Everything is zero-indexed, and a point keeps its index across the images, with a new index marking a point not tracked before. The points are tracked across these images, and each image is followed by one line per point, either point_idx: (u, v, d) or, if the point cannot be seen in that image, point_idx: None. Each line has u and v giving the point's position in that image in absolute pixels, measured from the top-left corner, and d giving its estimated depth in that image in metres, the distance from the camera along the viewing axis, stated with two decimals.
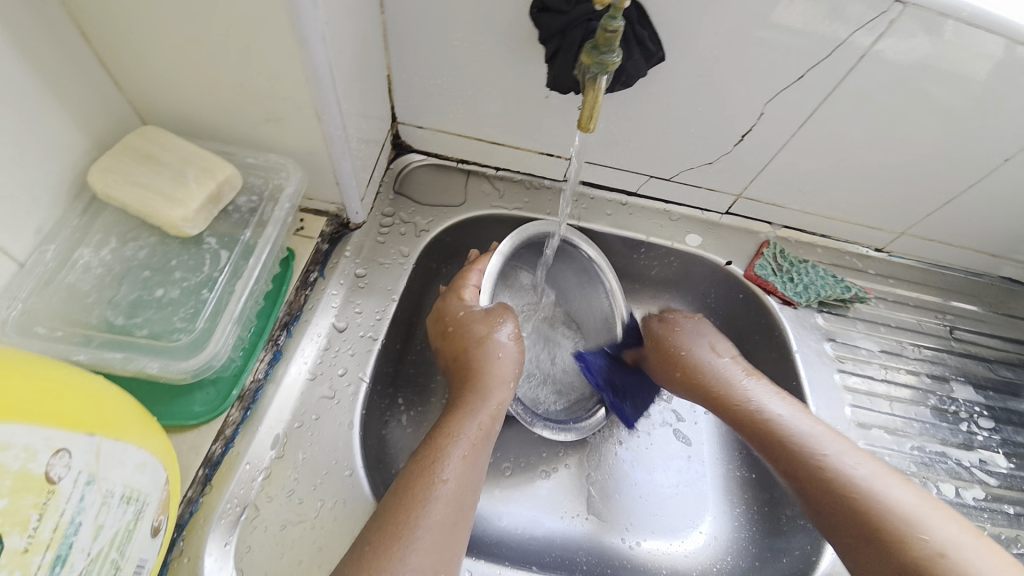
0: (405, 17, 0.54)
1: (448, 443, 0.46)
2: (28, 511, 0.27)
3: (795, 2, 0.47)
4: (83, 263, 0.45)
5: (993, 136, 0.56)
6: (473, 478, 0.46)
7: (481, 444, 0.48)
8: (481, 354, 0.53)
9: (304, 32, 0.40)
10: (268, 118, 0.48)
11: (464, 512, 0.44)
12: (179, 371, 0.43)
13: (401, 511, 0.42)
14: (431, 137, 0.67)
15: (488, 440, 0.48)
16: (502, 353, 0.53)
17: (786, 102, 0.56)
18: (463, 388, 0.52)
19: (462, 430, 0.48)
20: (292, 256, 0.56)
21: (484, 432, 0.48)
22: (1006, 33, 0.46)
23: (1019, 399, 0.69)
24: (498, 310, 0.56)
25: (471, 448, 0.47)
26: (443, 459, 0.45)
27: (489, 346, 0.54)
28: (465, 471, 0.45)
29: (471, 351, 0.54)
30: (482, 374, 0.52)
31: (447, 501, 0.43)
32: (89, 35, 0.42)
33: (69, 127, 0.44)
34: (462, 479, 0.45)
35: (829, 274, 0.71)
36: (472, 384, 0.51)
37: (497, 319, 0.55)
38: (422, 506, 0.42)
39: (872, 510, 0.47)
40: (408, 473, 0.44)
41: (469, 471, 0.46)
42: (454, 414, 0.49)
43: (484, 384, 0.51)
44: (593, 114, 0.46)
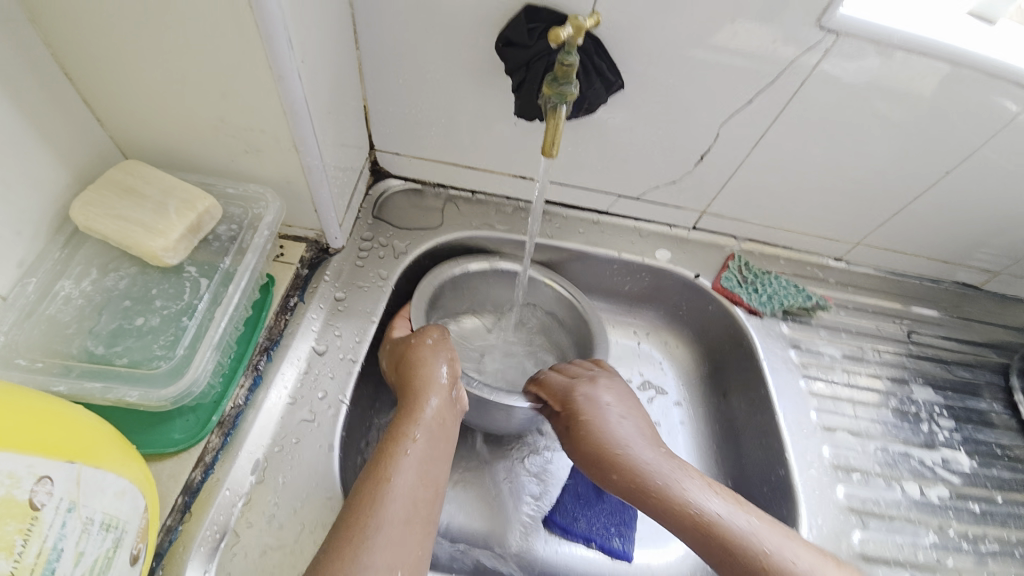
0: (381, 52, 0.57)
1: (396, 446, 0.48)
2: (12, 536, 0.27)
3: (739, 34, 0.52)
4: (64, 295, 0.46)
5: (932, 149, 0.60)
6: (427, 473, 0.47)
7: (429, 442, 0.49)
8: (411, 361, 0.54)
9: (281, 69, 0.43)
10: (247, 150, 0.50)
11: (423, 510, 0.45)
12: (158, 399, 0.43)
13: (355, 513, 0.43)
14: (407, 163, 0.70)
15: (440, 438, 0.50)
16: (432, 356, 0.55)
17: (740, 125, 0.60)
18: (403, 393, 0.53)
19: (406, 429, 0.49)
20: (272, 283, 0.57)
21: (429, 433, 0.49)
22: (931, 55, 0.51)
23: (978, 398, 0.72)
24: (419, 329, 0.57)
25: (415, 443, 0.48)
26: (392, 462, 0.46)
27: (417, 353, 0.55)
28: (416, 467, 0.47)
29: (404, 362, 0.55)
30: (415, 377, 0.53)
31: (402, 497, 0.44)
32: (72, 76, 0.45)
33: (49, 162, 0.45)
34: (412, 477, 0.46)
35: (792, 285, 0.74)
36: (412, 388, 0.53)
37: (424, 339, 0.56)
38: (377, 502, 0.43)
39: None
40: (366, 477, 0.46)
41: (417, 468, 0.47)
42: (399, 420, 0.51)
43: (415, 390, 0.52)
44: (555, 140, 0.49)
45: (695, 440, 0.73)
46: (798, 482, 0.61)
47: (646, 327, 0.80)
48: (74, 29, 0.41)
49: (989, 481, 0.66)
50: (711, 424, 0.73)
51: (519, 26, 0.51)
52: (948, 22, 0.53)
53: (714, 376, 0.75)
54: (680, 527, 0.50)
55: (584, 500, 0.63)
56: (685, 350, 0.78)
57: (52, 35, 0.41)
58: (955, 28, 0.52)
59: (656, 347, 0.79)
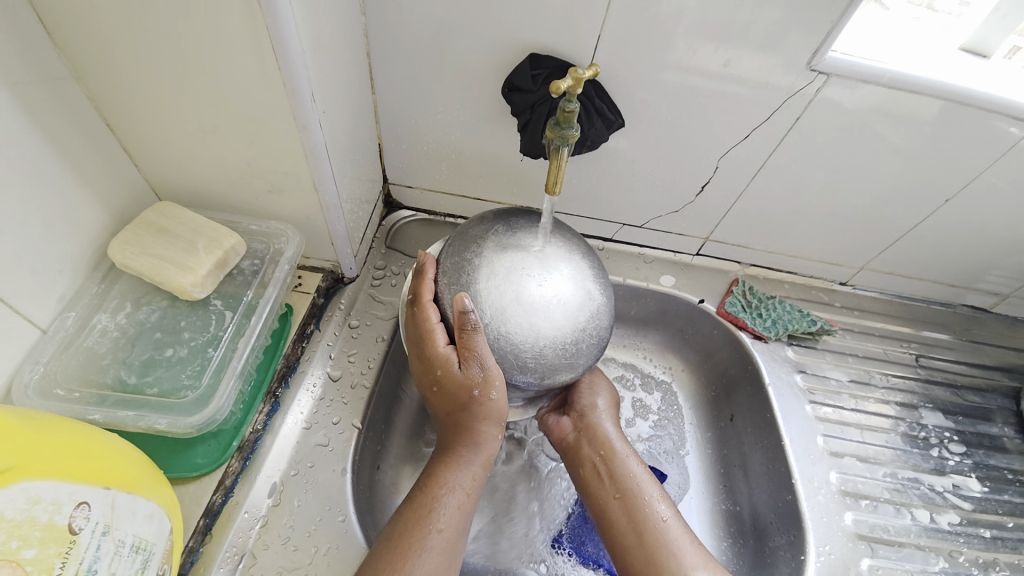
0: (396, 95, 0.61)
1: (442, 492, 0.48)
2: (53, 558, 0.30)
3: (732, 77, 0.55)
4: (100, 328, 0.50)
5: (928, 178, 0.62)
6: (463, 524, 0.48)
7: (474, 491, 0.49)
8: (477, 413, 0.49)
9: (304, 119, 0.46)
10: (270, 190, 0.54)
11: (455, 560, 0.46)
12: (185, 426, 0.46)
13: (398, 561, 0.43)
14: (419, 195, 0.74)
15: (480, 485, 0.50)
16: (498, 416, 0.49)
17: (738, 157, 0.63)
18: (450, 436, 0.50)
19: (454, 477, 0.49)
20: (290, 312, 0.60)
21: (478, 481, 0.50)
22: (924, 92, 0.53)
23: (989, 422, 0.72)
24: (483, 371, 0.46)
25: (465, 498, 0.48)
26: (438, 509, 0.47)
27: (485, 408, 0.49)
28: (458, 520, 0.47)
29: (467, 409, 0.49)
30: (472, 424, 0.49)
31: (440, 550, 0.45)
32: (116, 130, 0.49)
33: (91, 205, 0.49)
34: (456, 535, 0.47)
35: (796, 309, 0.75)
36: (459, 433, 0.50)
37: (493, 384, 0.47)
38: (417, 555, 0.44)
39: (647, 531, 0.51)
40: (405, 523, 0.46)
41: (461, 518, 0.48)
42: (445, 460, 0.50)
43: (473, 435, 0.50)
44: (558, 179, 0.49)
45: (703, 465, 0.71)
46: (805, 509, 0.61)
47: (652, 351, 0.80)
48: (118, 84, 0.45)
49: (1001, 508, 0.65)
50: (718, 449, 0.72)
51: (523, 72, 0.55)
52: (938, 60, 0.55)
53: (722, 399, 0.74)
54: (606, 481, 0.55)
55: (590, 523, 0.64)
56: (692, 376, 0.77)
57: (100, 93, 0.46)
58: (945, 64, 0.54)
59: (661, 371, 0.78)
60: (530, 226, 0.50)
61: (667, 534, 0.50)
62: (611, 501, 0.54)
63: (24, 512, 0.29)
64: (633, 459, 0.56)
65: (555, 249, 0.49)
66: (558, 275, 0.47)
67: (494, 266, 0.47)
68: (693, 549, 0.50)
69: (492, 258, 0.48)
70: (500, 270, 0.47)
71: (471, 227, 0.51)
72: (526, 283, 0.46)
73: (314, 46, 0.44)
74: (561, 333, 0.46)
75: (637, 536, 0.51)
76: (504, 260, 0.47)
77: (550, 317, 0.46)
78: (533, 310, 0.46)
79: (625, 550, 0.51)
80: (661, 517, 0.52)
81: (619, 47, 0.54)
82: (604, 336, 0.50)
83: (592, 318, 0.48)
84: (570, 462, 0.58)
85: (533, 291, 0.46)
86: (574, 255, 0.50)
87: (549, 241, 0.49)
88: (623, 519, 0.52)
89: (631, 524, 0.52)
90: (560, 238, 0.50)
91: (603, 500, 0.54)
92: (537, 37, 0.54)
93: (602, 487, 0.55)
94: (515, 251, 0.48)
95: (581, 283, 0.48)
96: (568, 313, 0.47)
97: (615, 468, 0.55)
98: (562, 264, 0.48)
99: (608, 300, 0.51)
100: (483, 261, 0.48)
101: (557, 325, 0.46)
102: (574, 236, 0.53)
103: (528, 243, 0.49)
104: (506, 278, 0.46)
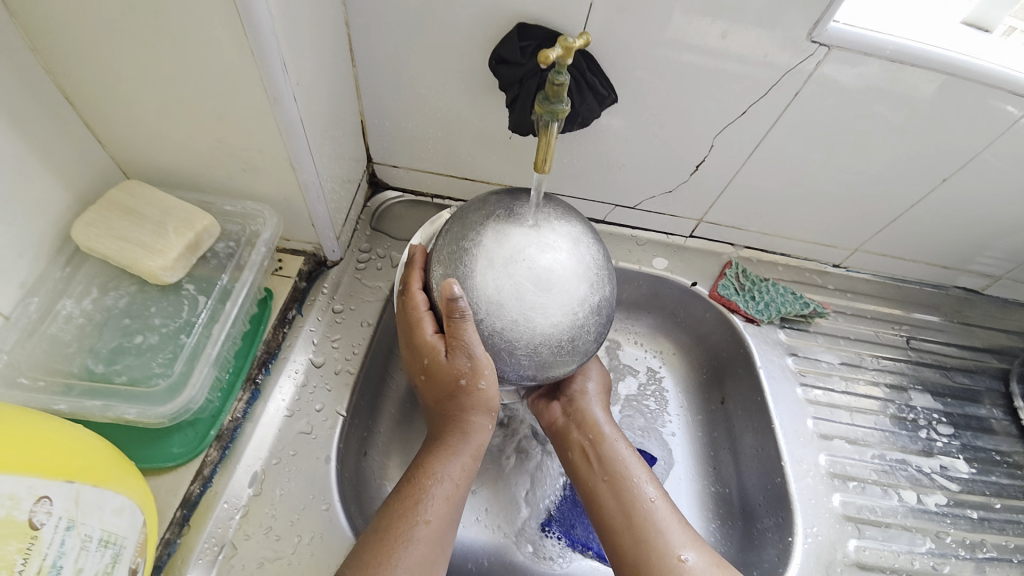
0: (378, 68, 0.58)
1: (429, 482, 0.47)
2: (13, 555, 0.29)
3: (729, 51, 0.52)
4: (65, 314, 0.47)
5: (926, 158, 0.60)
6: (452, 515, 0.47)
7: (464, 481, 0.48)
8: (465, 402, 0.48)
9: (275, 92, 0.44)
10: (243, 168, 0.51)
11: (442, 551, 0.45)
12: (157, 416, 0.44)
13: (382, 551, 0.43)
14: (405, 174, 0.71)
15: (471, 475, 0.49)
16: (487, 405, 0.48)
17: (733, 135, 0.61)
18: (440, 425, 0.49)
19: (441, 468, 0.47)
20: (270, 296, 0.58)
21: (468, 471, 0.48)
22: (926, 67, 0.51)
23: (978, 404, 0.72)
24: (469, 360, 0.45)
25: (454, 488, 0.47)
26: (425, 500, 0.46)
27: (473, 398, 0.48)
28: (447, 511, 0.46)
29: (455, 398, 0.48)
30: (460, 414, 0.49)
31: (427, 542, 0.44)
32: (71, 98, 0.45)
33: (51, 185, 0.46)
34: (445, 526, 0.46)
35: (789, 291, 0.74)
36: (449, 424, 0.49)
37: (482, 373, 0.46)
38: (403, 546, 0.43)
39: (635, 513, 0.50)
40: (391, 514, 0.45)
41: (450, 508, 0.47)
42: (434, 449, 0.49)
43: (462, 425, 0.49)
44: (547, 157, 0.46)
45: (693, 448, 0.71)
46: (794, 491, 0.61)
47: (644, 334, 0.78)
48: (71, 51, 0.42)
49: (987, 488, 0.66)
50: (709, 432, 0.71)
51: (512, 44, 0.52)
52: (941, 33, 0.52)
53: (713, 382, 0.73)
54: (595, 466, 0.54)
55: (580, 506, 0.63)
56: (684, 359, 0.77)
57: (51, 59, 0.42)
58: (948, 38, 0.52)
59: (652, 354, 0.77)
60: (534, 209, 0.46)
61: (655, 517, 0.50)
62: (600, 483, 0.53)
63: None
64: (623, 444, 0.55)
65: (560, 238, 0.45)
66: (561, 269, 0.44)
67: (491, 257, 0.43)
68: (681, 530, 0.49)
69: (489, 249, 0.44)
70: (497, 262, 0.43)
71: (471, 210, 0.47)
72: (524, 277, 0.43)
73: (284, 12, 0.41)
74: (559, 330, 0.44)
75: (625, 517, 0.50)
76: (502, 251, 0.43)
77: (547, 315, 0.43)
78: (530, 306, 0.43)
79: (614, 533, 0.50)
80: (650, 499, 0.51)
81: (612, 17, 0.51)
82: (602, 330, 0.48)
83: (591, 315, 0.45)
84: (559, 445, 0.58)
85: (531, 286, 0.43)
86: (579, 244, 0.45)
87: (553, 228, 0.45)
88: (612, 503, 0.51)
89: (620, 507, 0.51)
90: (565, 224, 0.46)
91: (592, 485, 0.53)
92: (524, 5, 0.51)
93: (591, 472, 0.54)
94: (516, 241, 0.44)
95: (586, 276, 0.45)
96: (567, 310, 0.44)
97: (605, 453, 0.54)
98: (566, 254, 0.44)
99: (610, 293, 0.48)
100: (481, 251, 0.44)
101: (554, 323, 0.44)
102: (580, 218, 0.48)
103: (530, 231, 0.44)
104: (504, 272, 0.43)
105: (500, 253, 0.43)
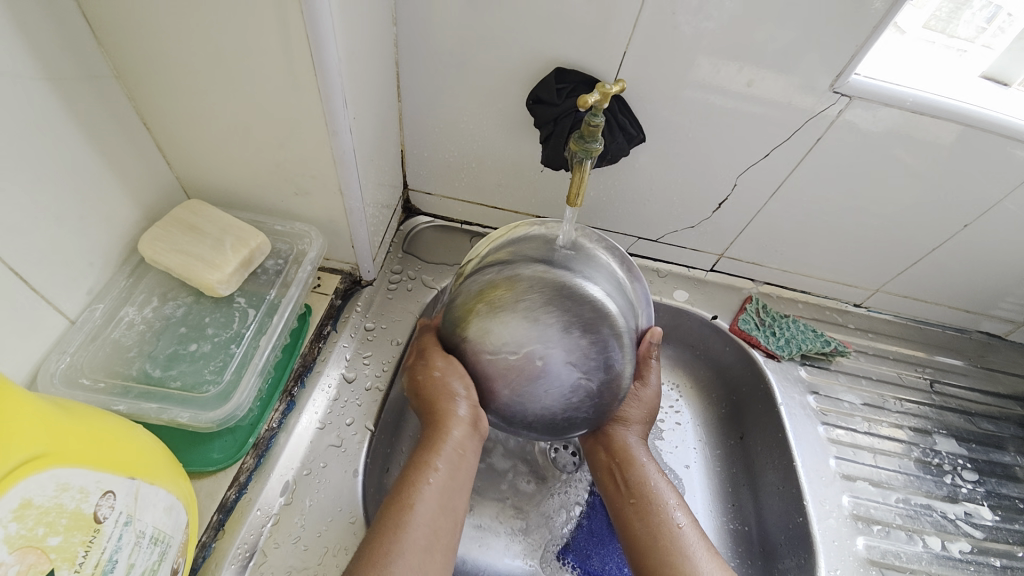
0: (422, 103, 0.62)
1: (417, 473, 0.47)
2: (77, 547, 0.31)
3: (753, 98, 0.56)
4: (127, 320, 0.51)
5: (946, 204, 0.62)
6: (447, 504, 0.47)
7: (451, 471, 0.48)
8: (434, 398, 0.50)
9: (335, 126, 0.47)
10: (296, 193, 0.55)
11: (441, 538, 0.45)
12: (206, 420, 0.47)
13: (379, 540, 0.43)
14: (438, 202, 0.75)
15: (458, 465, 0.48)
16: (449, 394, 0.50)
17: (756, 175, 0.63)
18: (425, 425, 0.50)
19: (428, 458, 0.48)
20: (309, 312, 0.61)
21: (447, 460, 0.48)
22: (945, 117, 0.53)
23: (1002, 451, 0.70)
24: (426, 362, 0.52)
25: (439, 476, 0.47)
26: (418, 489, 0.46)
27: (433, 389, 0.50)
28: (435, 498, 0.46)
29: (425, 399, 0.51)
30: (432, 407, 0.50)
31: (427, 533, 0.44)
32: (151, 128, 0.50)
33: (125, 202, 0.51)
34: (438, 512, 0.46)
35: (809, 329, 0.75)
36: (433, 416, 0.50)
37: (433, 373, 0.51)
38: (395, 534, 0.43)
39: (662, 543, 0.50)
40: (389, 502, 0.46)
41: (440, 497, 0.47)
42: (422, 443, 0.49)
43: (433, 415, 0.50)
44: (580, 190, 0.49)
45: (711, 482, 0.71)
46: (817, 531, 0.61)
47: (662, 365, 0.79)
48: (158, 87, 0.47)
49: (1012, 537, 0.64)
50: (728, 466, 0.71)
51: (549, 85, 0.56)
52: (957, 85, 0.55)
53: (733, 417, 0.73)
54: (624, 493, 0.55)
55: (596, 537, 0.63)
56: (704, 392, 0.77)
57: (137, 92, 0.47)
58: (964, 91, 0.55)
59: (669, 386, 0.78)
60: (526, 296, 0.48)
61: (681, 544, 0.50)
62: (626, 505, 0.54)
63: (54, 499, 0.31)
64: (659, 476, 0.55)
65: (545, 329, 0.47)
66: (550, 360, 0.47)
67: (488, 343, 0.48)
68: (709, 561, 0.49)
69: (486, 339, 0.48)
70: (487, 348, 0.48)
71: (468, 292, 0.50)
72: (514, 368, 0.47)
73: (348, 54, 0.45)
74: (545, 407, 0.49)
75: (652, 541, 0.51)
76: (493, 344, 0.48)
77: (539, 400, 0.48)
78: (515, 389, 0.48)
79: (641, 558, 0.50)
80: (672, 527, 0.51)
81: (644, 65, 0.55)
82: (603, 405, 0.51)
83: (581, 400, 0.49)
84: (589, 465, 0.60)
85: (523, 374, 0.47)
86: (567, 332, 0.47)
87: (539, 319, 0.47)
88: (639, 528, 0.52)
89: (645, 534, 0.51)
90: (554, 313, 0.47)
91: (618, 508, 0.55)
92: (563, 52, 0.55)
93: (620, 498, 0.55)
94: (506, 335, 0.47)
95: (576, 368, 0.47)
96: (550, 398, 0.48)
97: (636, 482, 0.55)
98: (557, 347, 0.47)
99: (606, 372, 0.49)
100: (476, 337, 0.49)
101: (543, 407, 0.49)
102: (573, 293, 0.48)
103: (516, 324, 0.47)
104: (494, 357, 0.48)
105: (494, 344, 0.48)
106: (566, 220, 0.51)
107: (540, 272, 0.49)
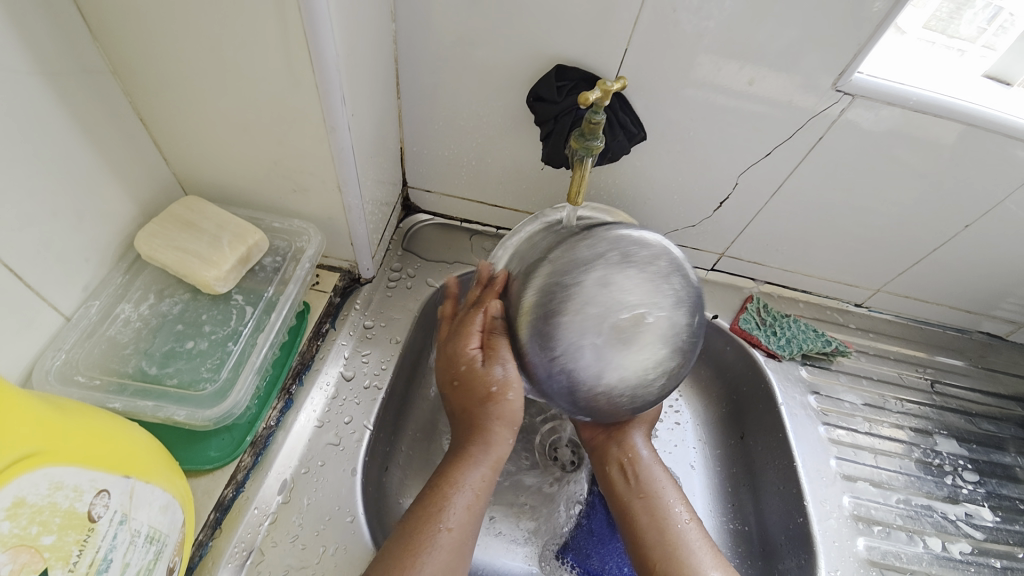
0: (421, 100, 0.62)
1: (450, 491, 0.46)
2: (70, 546, 0.31)
3: (754, 97, 0.55)
4: (123, 317, 0.51)
5: (948, 204, 0.62)
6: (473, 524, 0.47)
7: (485, 491, 0.48)
8: (492, 413, 0.47)
9: (334, 122, 0.47)
10: (295, 189, 0.55)
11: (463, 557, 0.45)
12: (203, 418, 0.47)
13: (406, 557, 0.43)
14: (438, 200, 0.74)
15: (492, 486, 0.48)
16: (510, 418, 0.48)
17: (757, 174, 0.63)
18: (465, 436, 0.49)
19: (464, 476, 0.47)
20: (307, 310, 0.61)
21: (487, 482, 0.48)
22: (948, 117, 0.53)
23: (1002, 452, 0.70)
24: (502, 370, 0.47)
25: (475, 498, 0.47)
26: (448, 508, 0.46)
27: (500, 408, 0.47)
28: (466, 519, 0.46)
29: (482, 407, 0.48)
30: (483, 421, 0.48)
31: (450, 550, 0.44)
32: (147, 123, 0.50)
33: (120, 198, 0.50)
34: (467, 533, 0.46)
35: (810, 328, 0.75)
36: (475, 430, 0.48)
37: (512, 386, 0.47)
38: (426, 552, 0.43)
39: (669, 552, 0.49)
40: (415, 517, 0.46)
41: (470, 518, 0.46)
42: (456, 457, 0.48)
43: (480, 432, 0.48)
44: (580, 190, 0.50)
45: (711, 482, 0.70)
46: (817, 533, 0.60)
47: None
48: (155, 82, 0.46)
49: (1012, 538, 0.64)
50: (728, 466, 0.71)
51: (549, 83, 0.55)
52: (960, 84, 0.55)
53: (733, 416, 0.73)
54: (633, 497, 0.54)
55: (597, 536, 0.63)
56: (705, 391, 0.76)
57: (134, 87, 0.47)
58: (967, 90, 0.54)
59: None
60: (648, 262, 0.43)
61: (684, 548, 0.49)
62: (634, 500, 0.54)
63: (47, 497, 0.30)
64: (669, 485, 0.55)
65: (661, 301, 0.42)
66: (656, 337, 0.41)
67: (595, 300, 0.41)
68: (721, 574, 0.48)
69: (597, 291, 0.42)
70: (590, 303, 0.41)
71: (581, 247, 0.44)
72: (613, 331, 0.41)
73: (347, 50, 0.45)
74: (624, 385, 0.42)
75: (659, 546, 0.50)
76: (605, 299, 0.41)
77: (621, 371, 0.41)
78: (598, 360, 0.41)
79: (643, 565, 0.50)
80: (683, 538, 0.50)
81: (645, 63, 0.54)
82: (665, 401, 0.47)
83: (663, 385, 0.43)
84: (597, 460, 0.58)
85: (618, 340, 0.41)
86: (679, 308, 0.43)
87: (659, 288, 0.42)
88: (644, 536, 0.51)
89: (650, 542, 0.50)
90: (673, 288, 0.43)
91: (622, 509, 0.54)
92: (564, 49, 0.54)
93: (628, 502, 0.54)
94: (623, 292, 0.41)
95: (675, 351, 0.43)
96: (633, 373, 0.42)
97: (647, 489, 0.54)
98: (666, 322, 0.42)
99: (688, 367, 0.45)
100: (587, 287, 0.42)
101: (623, 376, 0.41)
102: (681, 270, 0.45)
103: (636, 285, 0.42)
104: (592, 315, 0.41)
105: (601, 300, 0.41)
106: (569, 213, 0.53)
107: (660, 247, 0.45)
